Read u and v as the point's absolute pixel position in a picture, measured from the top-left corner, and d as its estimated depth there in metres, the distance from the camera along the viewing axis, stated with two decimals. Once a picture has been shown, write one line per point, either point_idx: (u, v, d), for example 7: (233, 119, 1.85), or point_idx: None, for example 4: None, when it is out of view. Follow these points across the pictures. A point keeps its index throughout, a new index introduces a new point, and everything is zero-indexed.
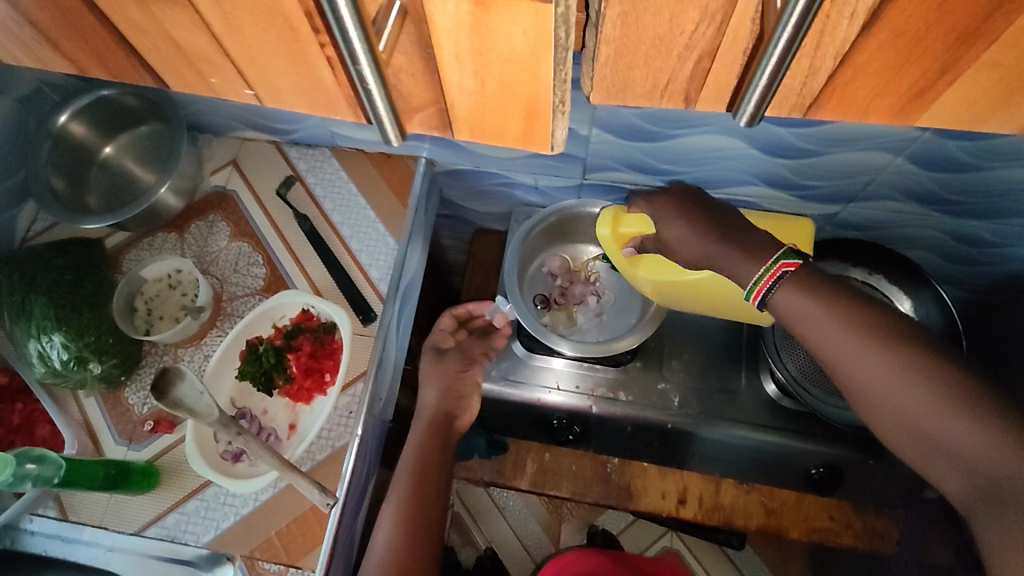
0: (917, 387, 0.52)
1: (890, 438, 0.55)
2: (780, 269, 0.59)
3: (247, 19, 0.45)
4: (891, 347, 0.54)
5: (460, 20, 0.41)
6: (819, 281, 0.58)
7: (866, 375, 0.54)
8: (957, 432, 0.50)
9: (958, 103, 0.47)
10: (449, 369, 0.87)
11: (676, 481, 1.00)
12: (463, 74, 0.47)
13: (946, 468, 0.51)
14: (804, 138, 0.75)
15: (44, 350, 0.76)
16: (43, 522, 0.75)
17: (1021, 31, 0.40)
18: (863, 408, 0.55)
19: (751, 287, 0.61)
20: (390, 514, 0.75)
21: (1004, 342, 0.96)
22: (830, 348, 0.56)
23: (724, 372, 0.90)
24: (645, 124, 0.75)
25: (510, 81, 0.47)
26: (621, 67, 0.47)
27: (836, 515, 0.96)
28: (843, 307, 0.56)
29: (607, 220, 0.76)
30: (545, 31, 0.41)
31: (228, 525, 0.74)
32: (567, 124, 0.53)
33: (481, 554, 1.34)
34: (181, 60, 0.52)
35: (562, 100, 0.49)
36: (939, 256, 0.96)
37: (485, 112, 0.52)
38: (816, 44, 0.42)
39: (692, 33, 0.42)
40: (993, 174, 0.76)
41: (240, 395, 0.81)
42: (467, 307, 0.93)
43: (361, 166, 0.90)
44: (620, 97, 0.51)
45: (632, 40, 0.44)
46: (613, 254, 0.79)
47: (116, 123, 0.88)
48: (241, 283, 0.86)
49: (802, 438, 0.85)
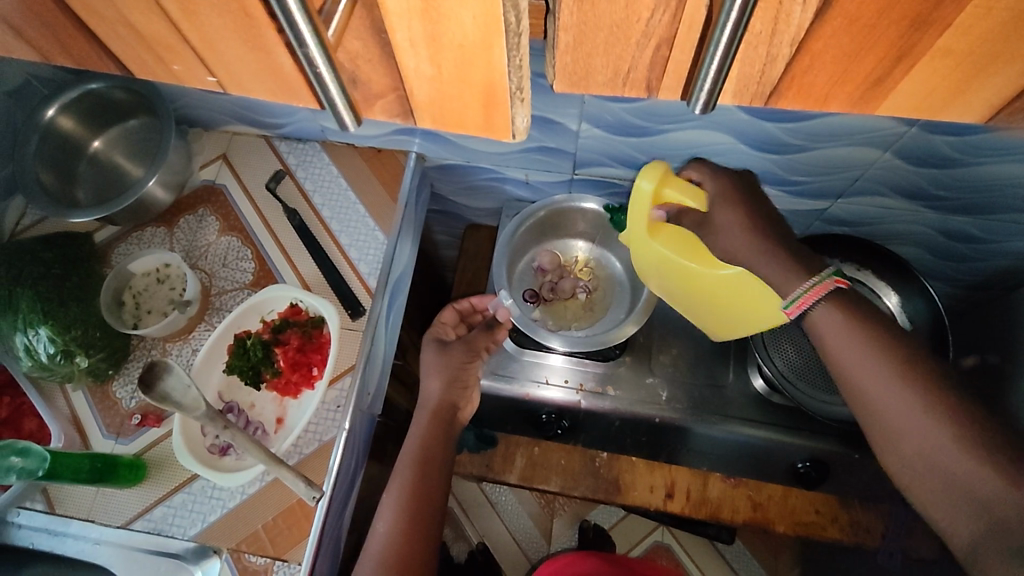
0: (944, 431, 0.51)
1: (908, 480, 0.54)
2: (831, 285, 0.58)
3: (214, 14, 0.45)
4: (907, 366, 0.54)
5: (411, 4, 0.41)
6: (858, 307, 0.58)
7: (897, 413, 0.53)
8: (982, 489, 0.49)
9: (916, 90, 0.47)
10: (454, 360, 0.84)
11: (664, 475, 1.00)
12: (419, 60, 0.47)
13: (937, 494, 0.52)
14: (792, 133, 0.75)
15: (30, 343, 0.75)
16: (30, 515, 0.75)
17: (972, 18, 0.40)
18: (887, 444, 0.55)
19: (792, 299, 0.59)
20: (393, 499, 0.75)
21: (994, 338, 0.96)
22: (859, 377, 0.56)
23: (713, 368, 0.91)
24: (634, 119, 0.76)
25: (464, 67, 0.47)
26: (581, 56, 0.47)
27: (822, 509, 0.96)
28: (878, 337, 0.56)
29: (656, 173, 0.69)
30: (495, 15, 0.41)
31: (214, 518, 0.74)
32: (526, 111, 0.54)
33: (473, 548, 1.34)
34: (144, 47, 0.52)
35: (519, 87, 0.50)
36: (928, 252, 0.96)
37: (444, 100, 0.52)
38: (771, 31, 0.42)
39: (649, 21, 0.42)
40: (977, 169, 0.76)
41: (228, 389, 0.80)
42: (470, 301, 0.91)
43: (351, 162, 0.90)
44: (583, 84, 0.50)
45: (589, 27, 0.43)
46: (640, 210, 0.73)
47: (103, 116, 0.87)
48: (230, 277, 0.86)
49: (792, 434, 0.85)
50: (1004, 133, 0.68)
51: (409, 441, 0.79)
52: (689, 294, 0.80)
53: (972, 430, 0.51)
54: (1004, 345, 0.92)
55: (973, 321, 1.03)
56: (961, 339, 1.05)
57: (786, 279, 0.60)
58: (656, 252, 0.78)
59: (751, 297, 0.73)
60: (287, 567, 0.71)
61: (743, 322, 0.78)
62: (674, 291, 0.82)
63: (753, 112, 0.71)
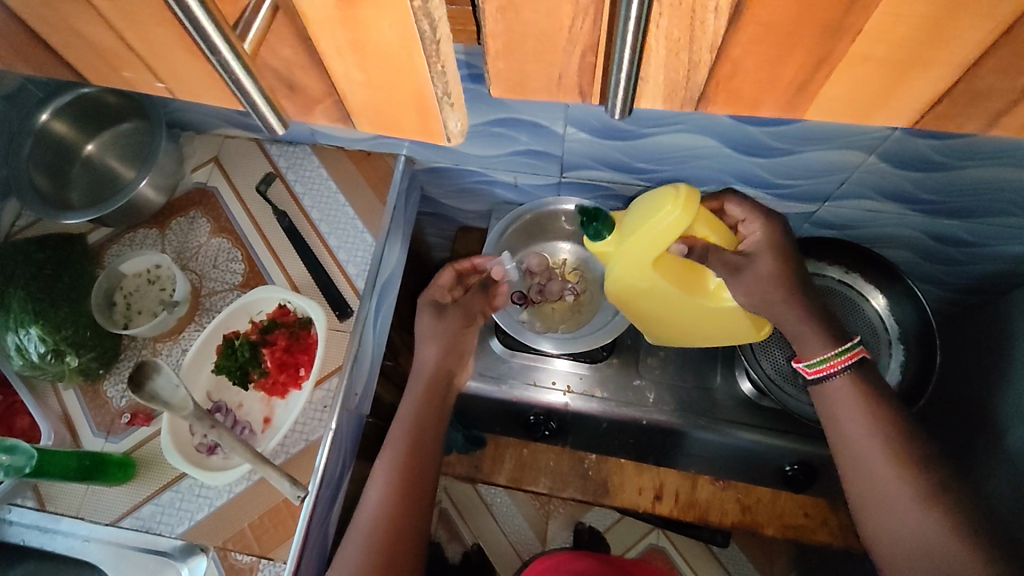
0: (919, 500, 0.61)
1: (881, 538, 0.63)
2: (858, 354, 0.67)
3: (165, 25, 0.47)
4: (898, 438, 0.64)
5: (330, 14, 0.43)
6: (866, 381, 0.67)
7: (882, 478, 0.63)
8: (947, 551, 0.59)
9: (872, 77, 0.48)
10: (450, 328, 0.86)
11: (653, 477, 1.01)
12: (347, 67, 0.49)
13: (906, 554, 0.61)
14: (775, 137, 0.75)
15: (21, 343, 0.76)
16: (21, 512, 0.76)
17: (884, 20, 0.42)
18: (866, 504, 0.64)
19: (819, 360, 0.67)
20: (383, 472, 0.75)
21: (982, 341, 0.96)
22: (854, 443, 0.65)
23: (701, 369, 0.91)
24: (619, 123, 0.76)
25: (393, 75, 0.49)
26: (513, 62, 0.50)
27: (812, 512, 0.96)
28: (877, 413, 0.65)
29: (693, 205, 0.69)
30: (410, 25, 0.42)
31: (202, 516, 0.75)
32: (459, 115, 0.53)
33: (468, 550, 1.34)
34: (125, 54, 0.53)
35: (447, 92, 0.49)
36: (918, 255, 0.96)
37: (379, 105, 0.54)
38: (689, 38, 0.44)
39: (572, 28, 0.44)
40: (964, 173, 0.76)
41: (216, 389, 0.81)
42: (471, 262, 0.90)
43: (341, 164, 0.91)
44: (518, 90, 0.54)
45: (517, 35, 0.46)
46: (663, 237, 0.71)
47: (97, 120, 0.89)
48: (219, 279, 0.87)
49: (779, 437, 0.86)
50: (987, 137, 0.68)
51: (400, 422, 0.79)
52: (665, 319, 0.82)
53: (939, 501, 0.61)
54: (994, 348, 0.92)
55: (965, 324, 1.03)
56: (953, 341, 1.05)
57: (814, 345, 0.68)
58: (653, 279, 0.76)
59: (727, 320, 0.79)
60: (273, 566, 0.72)
61: (710, 340, 0.83)
62: (646, 306, 0.81)
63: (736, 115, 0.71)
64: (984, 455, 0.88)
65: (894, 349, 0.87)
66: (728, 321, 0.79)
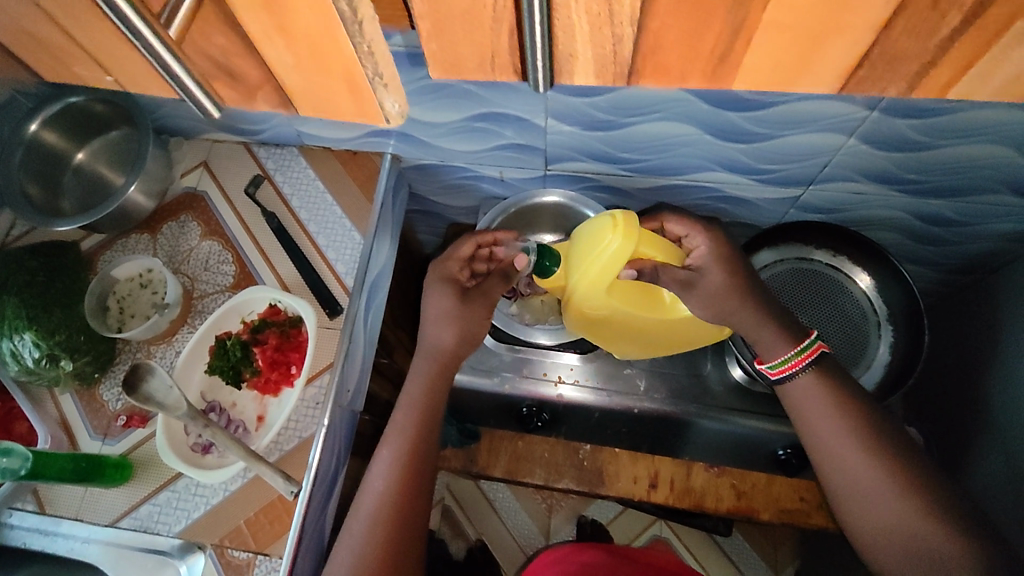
0: (898, 490, 0.63)
1: (865, 532, 0.64)
2: (819, 349, 0.70)
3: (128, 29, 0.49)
4: (868, 432, 0.66)
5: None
6: (834, 377, 0.69)
7: (858, 471, 0.64)
8: (930, 540, 0.60)
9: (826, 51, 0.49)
10: (474, 313, 0.81)
11: (647, 466, 1.00)
12: (277, 50, 0.52)
13: (891, 546, 0.62)
14: (754, 121, 0.76)
15: (15, 349, 0.77)
16: (22, 516, 0.77)
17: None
18: (846, 499, 0.65)
19: (778, 362, 0.70)
20: (383, 467, 0.75)
21: (973, 320, 0.96)
22: (828, 440, 0.67)
23: (691, 356, 0.91)
24: (599, 113, 0.77)
25: (321, 54, 0.52)
26: (446, 43, 0.53)
27: (808, 496, 0.97)
28: (847, 409, 0.67)
29: (630, 232, 0.72)
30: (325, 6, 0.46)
31: (198, 515, 0.76)
32: (391, 96, 0.62)
33: (471, 546, 1.35)
34: (99, 55, 0.54)
35: (379, 74, 0.56)
36: (906, 237, 0.96)
37: (315, 88, 0.57)
38: (608, 11, 0.47)
39: (494, 7, 0.48)
40: (947, 151, 0.76)
41: (209, 389, 0.82)
42: (490, 237, 0.85)
43: (328, 165, 0.92)
44: (455, 71, 0.57)
45: (445, 13, 0.49)
46: (609, 268, 0.74)
47: (86, 128, 0.90)
48: (211, 281, 0.88)
49: (772, 421, 0.87)
50: (964, 111, 0.68)
51: (403, 416, 0.78)
52: (635, 335, 0.83)
53: (917, 490, 0.62)
54: (985, 327, 0.92)
55: (957, 305, 1.03)
56: (946, 322, 1.05)
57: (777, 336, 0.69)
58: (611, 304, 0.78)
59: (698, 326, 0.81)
60: (269, 561, 0.73)
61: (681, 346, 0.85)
62: (610, 328, 0.83)
63: (713, 101, 0.72)
64: (976, 433, 0.88)
65: (883, 330, 0.88)
66: (696, 327, 0.81)
